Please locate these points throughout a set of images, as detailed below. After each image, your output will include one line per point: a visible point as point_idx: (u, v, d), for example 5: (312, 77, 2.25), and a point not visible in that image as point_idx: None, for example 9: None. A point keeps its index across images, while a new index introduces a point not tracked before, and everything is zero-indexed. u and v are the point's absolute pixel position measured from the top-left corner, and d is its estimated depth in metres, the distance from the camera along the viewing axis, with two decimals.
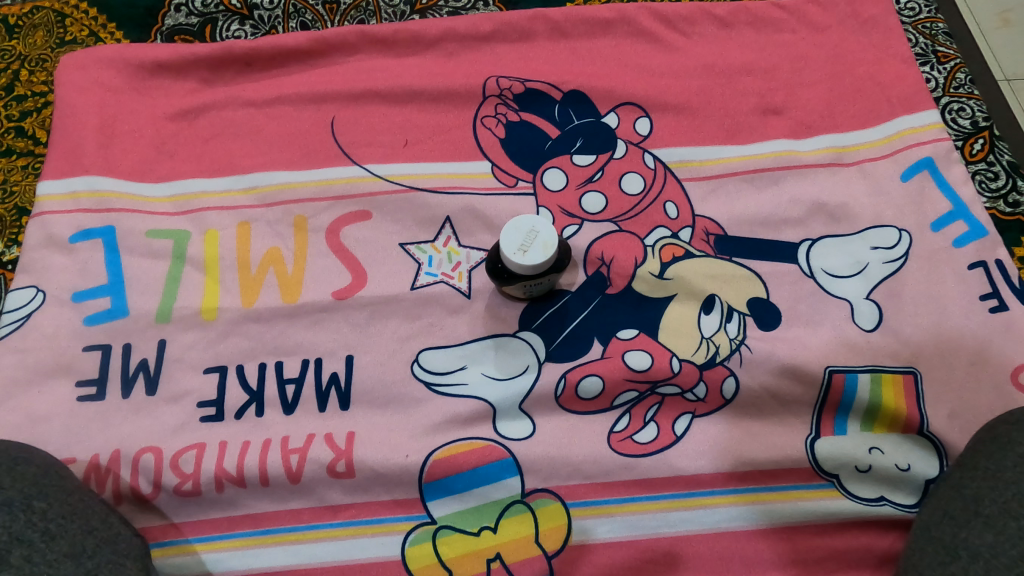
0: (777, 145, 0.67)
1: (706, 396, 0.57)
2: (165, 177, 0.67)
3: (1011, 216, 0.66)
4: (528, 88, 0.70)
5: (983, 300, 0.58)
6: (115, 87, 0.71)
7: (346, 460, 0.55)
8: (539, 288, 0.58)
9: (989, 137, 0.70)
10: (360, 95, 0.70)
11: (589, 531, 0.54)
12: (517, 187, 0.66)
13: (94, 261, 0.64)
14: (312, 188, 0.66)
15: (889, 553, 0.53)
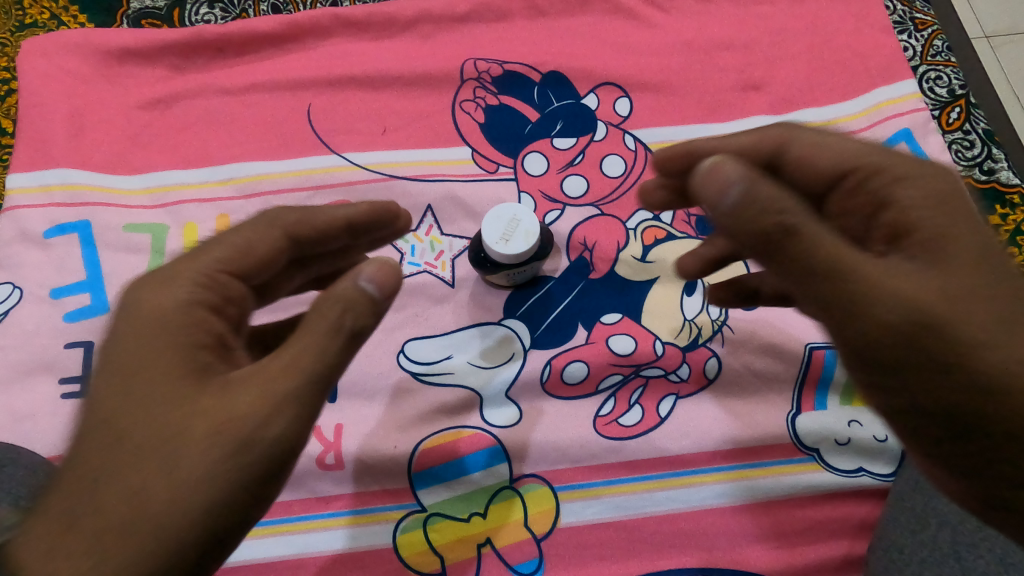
0: (757, 122, 0.67)
1: (690, 376, 0.58)
2: (140, 170, 0.66)
3: (985, 184, 0.67)
4: (506, 70, 0.70)
5: None
6: (82, 76, 0.69)
7: (336, 452, 0.56)
8: (522, 276, 0.58)
9: (965, 105, 0.70)
10: (336, 81, 0.69)
11: (576, 513, 0.54)
12: (498, 172, 0.66)
13: (71, 256, 0.63)
14: (291, 179, 0.66)
15: (867, 523, 0.55)
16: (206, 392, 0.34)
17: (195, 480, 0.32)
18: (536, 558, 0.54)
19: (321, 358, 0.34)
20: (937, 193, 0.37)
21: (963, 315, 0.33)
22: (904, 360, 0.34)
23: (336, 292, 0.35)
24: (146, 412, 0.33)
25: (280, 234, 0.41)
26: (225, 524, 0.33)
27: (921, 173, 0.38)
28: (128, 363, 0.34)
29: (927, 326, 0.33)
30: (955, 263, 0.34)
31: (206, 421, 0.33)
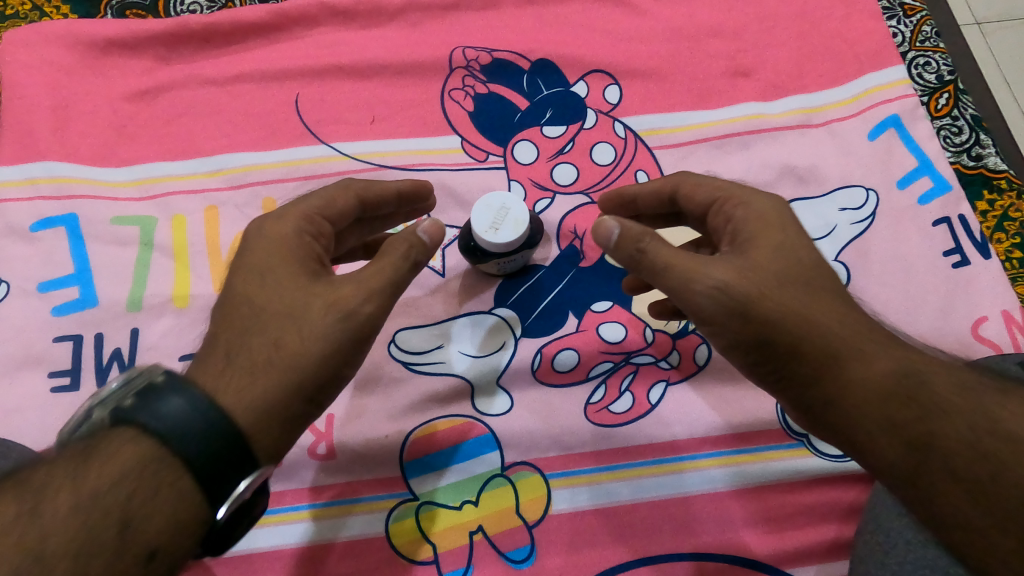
0: (746, 109, 0.67)
1: (680, 363, 0.58)
2: (126, 162, 0.66)
3: (973, 170, 0.67)
4: (495, 58, 0.69)
5: (946, 255, 0.61)
6: (67, 67, 0.68)
7: (327, 442, 0.56)
8: (513, 264, 0.58)
9: (954, 91, 0.70)
10: (324, 71, 0.69)
11: (568, 499, 0.54)
12: (487, 161, 0.66)
13: (58, 249, 0.62)
14: (279, 169, 0.65)
15: (856, 506, 0.54)
16: (312, 287, 0.42)
17: (300, 348, 0.40)
18: (527, 545, 0.53)
19: (387, 275, 0.42)
20: (754, 216, 0.44)
21: (758, 296, 0.40)
22: (734, 342, 0.42)
23: (403, 235, 0.44)
24: (269, 296, 0.42)
25: (354, 198, 0.48)
26: (307, 395, 0.41)
27: (758, 198, 0.45)
28: (254, 264, 0.43)
29: (731, 307, 0.41)
30: (757, 261, 0.42)
31: (315, 304, 0.41)
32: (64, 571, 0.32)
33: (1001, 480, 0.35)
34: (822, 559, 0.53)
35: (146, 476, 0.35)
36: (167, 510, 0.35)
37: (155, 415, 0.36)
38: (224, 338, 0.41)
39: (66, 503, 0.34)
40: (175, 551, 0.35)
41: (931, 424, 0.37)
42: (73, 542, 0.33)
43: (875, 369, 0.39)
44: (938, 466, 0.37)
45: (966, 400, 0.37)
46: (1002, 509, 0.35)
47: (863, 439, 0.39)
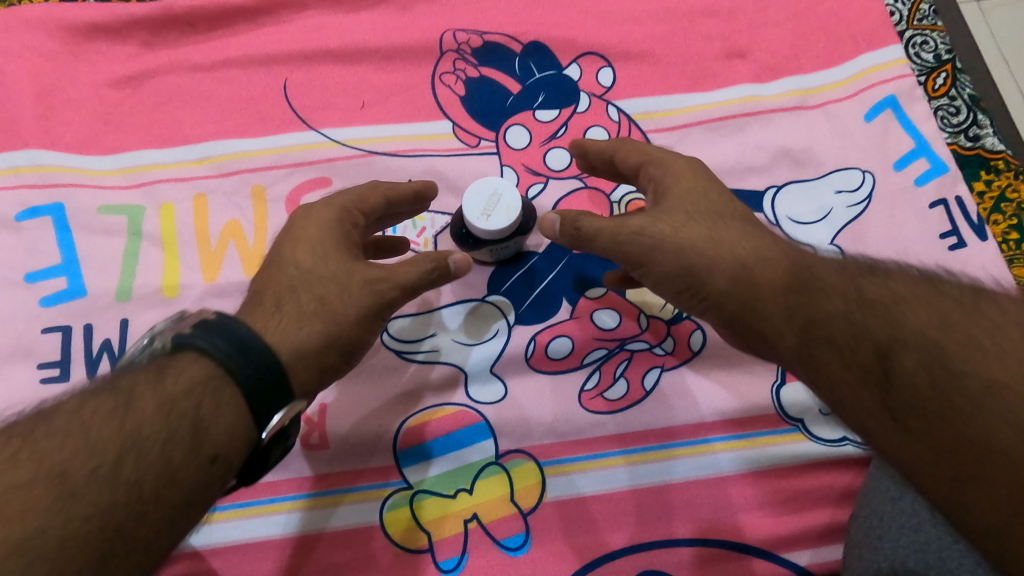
0: (741, 91, 0.67)
1: (674, 349, 0.58)
2: (112, 149, 0.65)
3: (970, 151, 0.66)
4: (486, 41, 0.68)
5: (943, 238, 0.60)
6: (49, 52, 0.67)
7: (320, 431, 0.55)
8: (506, 252, 0.57)
9: (951, 70, 0.69)
10: (313, 55, 0.67)
11: (563, 487, 0.54)
12: (479, 146, 0.65)
13: (44, 240, 0.61)
14: (268, 156, 0.64)
15: (851, 490, 0.54)
16: (352, 265, 0.47)
17: (339, 307, 0.45)
18: (522, 533, 0.53)
19: (413, 277, 0.47)
20: (671, 170, 0.48)
21: (672, 233, 0.45)
22: (662, 280, 0.46)
23: (429, 255, 0.48)
24: (316, 263, 0.46)
25: (384, 198, 0.51)
26: (340, 349, 0.46)
27: (674, 157, 0.49)
28: (304, 234, 0.47)
29: (648, 245, 0.45)
30: (672, 207, 0.46)
31: (355, 279, 0.46)
32: (155, 459, 0.35)
33: (863, 336, 0.38)
34: (816, 543, 0.53)
35: (210, 391, 0.38)
36: (229, 424, 0.38)
37: (220, 340, 0.39)
38: (272, 290, 0.46)
39: (150, 405, 0.37)
40: (234, 460, 0.38)
41: (813, 304, 0.40)
42: (156, 439, 0.36)
43: (775, 272, 0.42)
44: (821, 339, 0.40)
45: (843, 281, 0.41)
46: (864, 361, 0.38)
47: (768, 333, 0.42)
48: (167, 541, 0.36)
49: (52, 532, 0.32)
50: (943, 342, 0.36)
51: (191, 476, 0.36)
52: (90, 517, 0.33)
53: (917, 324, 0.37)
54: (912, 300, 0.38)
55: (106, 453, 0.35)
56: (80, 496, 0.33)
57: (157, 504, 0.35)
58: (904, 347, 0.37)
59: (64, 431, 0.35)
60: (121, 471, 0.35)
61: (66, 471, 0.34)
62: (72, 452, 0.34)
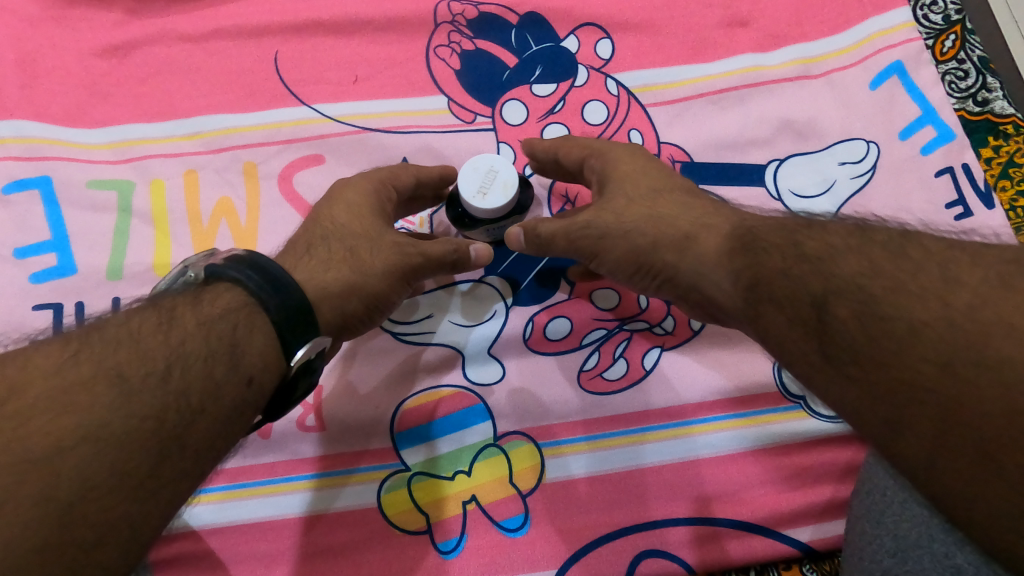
0: (743, 61, 0.65)
1: (674, 329, 0.57)
2: (100, 123, 0.63)
3: (978, 116, 0.64)
4: (481, 12, 0.66)
5: (949, 207, 0.60)
6: (31, 21, 0.65)
7: (316, 413, 0.55)
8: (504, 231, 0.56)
9: (960, 32, 0.67)
10: (303, 27, 0.65)
11: (562, 467, 0.54)
12: (475, 122, 0.63)
13: (33, 214, 0.60)
14: (259, 132, 0.63)
15: (852, 466, 0.54)
16: (383, 228, 0.48)
17: (368, 259, 0.47)
18: (521, 514, 0.53)
19: (436, 253, 0.48)
20: (611, 160, 0.51)
21: (616, 220, 0.47)
22: (615, 266, 0.48)
23: (449, 240, 0.49)
24: (350, 220, 0.48)
25: (415, 178, 0.53)
26: (364, 300, 0.46)
27: (616, 146, 0.52)
28: (342, 197, 0.50)
29: (597, 235, 0.48)
30: (613, 193, 0.49)
31: (387, 237, 0.48)
32: (199, 372, 0.35)
33: (800, 291, 0.36)
34: (817, 520, 0.53)
35: (244, 317, 0.38)
36: (263, 348, 0.38)
37: (253, 271, 0.39)
38: (305, 239, 0.48)
39: (191, 322, 0.37)
40: (266, 385, 0.38)
41: (756, 264, 0.39)
42: (200, 353, 0.36)
43: (715, 239, 0.43)
44: (762, 297, 0.38)
45: (781, 234, 0.39)
46: (802, 313, 0.35)
47: (719, 299, 0.42)
48: (211, 456, 0.35)
49: (114, 427, 0.32)
50: (873, 288, 0.33)
51: (231, 394, 0.36)
52: (148, 418, 0.33)
53: (849, 272, 0.34)
54: (843, 249, 0.36)
55: (156, 362, 0.35)
56: (136, 397, 0.33)
57: (204, 416, 0.35)
58: (839, 297, 0.34)
59: (115, 340, 0.35)
60: (170, 379, 0.34)
61: (122, 372, 0.33)
62: (125, 357, 0.34)
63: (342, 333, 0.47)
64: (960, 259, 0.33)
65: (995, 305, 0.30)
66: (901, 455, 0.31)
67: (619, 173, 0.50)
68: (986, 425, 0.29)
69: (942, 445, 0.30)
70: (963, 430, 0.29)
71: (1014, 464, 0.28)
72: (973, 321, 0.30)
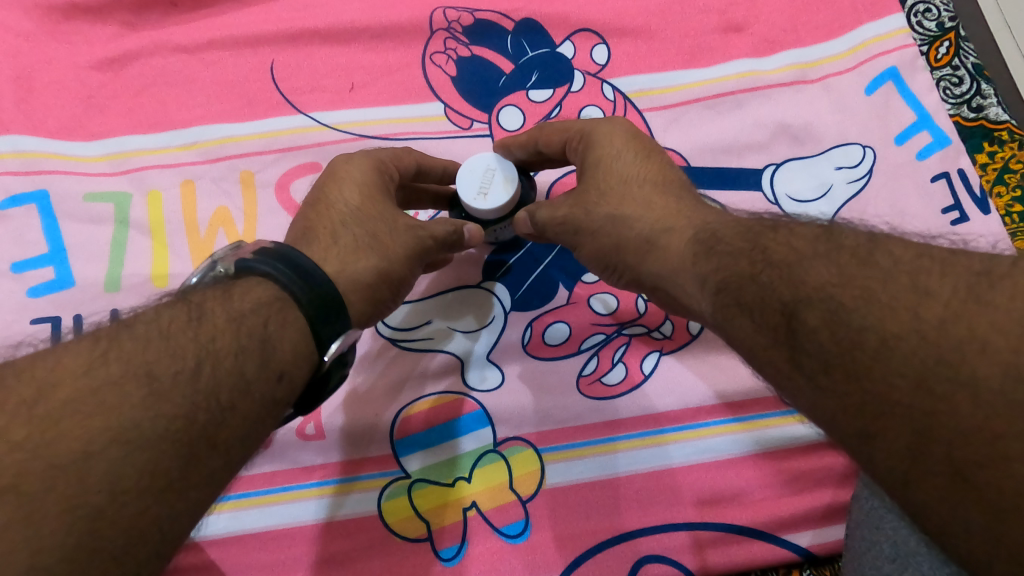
0: (739, 66, 0.65)
1: (673, 333, 0.57)
2: (97, 135, 0.63)
3: (974, 122, 0.64)
4: (477, 19, 0.66)
5: (945, 213, 0.60)
6: (27, 34, 0.65)
7: (316, 422, 0.55)
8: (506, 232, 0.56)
9: (954, 39, 0.67)
10: (299, 35, 0.66)
11: (562, 473, 0.54)
12: (472, 128, 0.63)
13: (30, 228, 0.60)
14: (256, 141, 0.63)
15: (852, 471, 0.54)
16: (394, 210, 0.48)
17: (388, 243, 0.46)
18: (522, 520, 0.53)
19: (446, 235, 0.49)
20: (590, 146, 0.49)
21: (587, 216, 0.48)
22: (588, 260, 0.50)
23: (449, 219, 0.49)
24: (362, 203, 0.47)
25: (417, 162, 0.52)
26: (392, 286, 0.47)
27: (597, 126, 0.50)
28: (347, 176, 0.48)
29: (570, 231, 0.49)
30: (586, 187, 0.49)
31: (399, 220, 0.47)
32: (230, 369, 0.35)
33: (771, 298, 0.35)
34: (817, 525, 0.53)
35: (276, 312, 0.38)
36: (294, 343, 0.38)
37: (285, 266, 0.39)
38: (323, 228, 0.46)
39: (221, 318, 0.37)
40: (296, 381, 0.38)
41: (724, 268, 0.38)
42: (229, 350, 0.36)
43: (680, 240, 0.43)
44: (729, 300, 0.37)
45: (748, 241, 0.38)
46: (772, 321, 0.35)
47: (686, 300, 0.43)
48: (240, 455, 0.35)
49: (146, 427, 0.32)
50: (842, 299, 0.32)
51: (262, 390, 0.36)
52: (179, 417, 0.33)
53: (818, 281, 0.33)
54: (812, 257, 0.35)
55: (186, 360, 0.34)
56: (166, 397, 0.33)
57: (234, 413, 0.35)
58: (809, 306, 0.33)
59: (145, 338, 0.35)
60: (201, 377, 0.34)
61: (151, 372, 0.33)
62: (156, 356, 0.34)
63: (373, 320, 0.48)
64: (929, 270, 0.32)
65: (967, 321, 0.29)
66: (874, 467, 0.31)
67: (596, 159, 0.49)
68: (960, 441, 0.28)
69: (915, 459, 0.29)
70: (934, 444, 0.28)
71: (990, 481, 0.27)
72: (943, 336, 0.29)
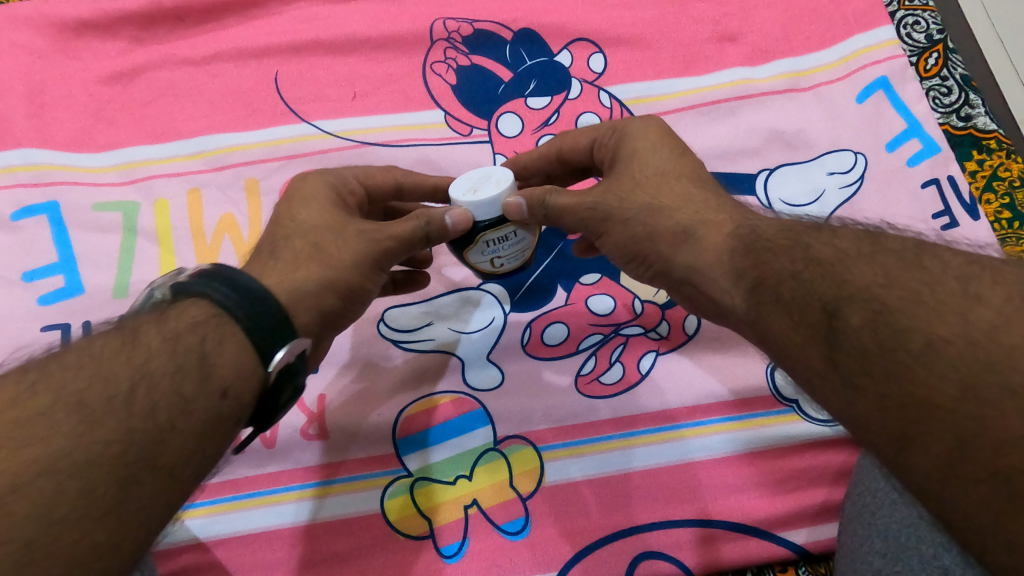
0: (733, 74, 0.67)
1: (669, 333, 0.59)
2: (106, 146, 0.65)
3: (963, 131, 0.65)
4: (476, 29, 0.68)
5: (936, 218, 0.61)
6: (38, 50, 0.67)
7: (320, 421, 0.56)
8: (513, 257, 0.51)
9: (943, 50, 0.68)
10: (303, 47, 0.67)
11: (561, 472, 0.55)
12: (472, 135, 0.65)
13: (40, 238, 0.61)
14: (261, 149, 0.64)
15: (846, 469, 0.55)
16: (346, 220, 0.48)
17: (335, 253, 0.46)
18: (521, 518, 0.54)
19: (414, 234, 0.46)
20: (626, 140, 0.50)
21: (622, 203, 0.47)
22: (615, 250, 0.48)
23: (416, 215, 0.47)
24: (310, 216, 0.48)
25: (395, 180, 0.53)
26: (341, 294, 0.46)
27: (633, 125, 0.51)
28: (298, 193, 0.50)
29: (602, 217, 0.48)
30: (622, 177, 0.49)
31: (349, 229, 0.47)
32: (167, 390, 0.35)
33: (813, 296, 0.36)
34: (812, 522, 0.53)
35: (214, 328, 0.38)
36: (235, 358, 0.38)
37: (221, 284, 0.39)
38: (269, 242, 0.47)
39: (156, 339, 0.37)
40: (244, 398, 0.38)
41: (762, 265, 0.39)
42: (166, 370, 0.36)
43: (720, 232, 0.43)
44: (769, 297, 0.38)
45: (790, 240, 0.39)
46: (813, 319, 0.35)
47: (718, 296, 0.42)
48: (188, 478, 0.35)
49: (76, 455, 0.31)
50: (889, 300, 0.33)
51: (204, 408, 0.36)
52: (113, 442, 0.32)
53: (863, 281, 0.34)
54: (855, 257, 0.36)
55: (119, 383, 0.34)
56: (99, 422, 0.33)
57: (175, 433, 0.34)
58: (853, 305, 0.34)
59: (75, 364, 0.34)
60: (135, 400, 0.34)
61: (82, 399, 0.33)
62: (86, 383, 0.34)
63: (327, 329, 0.47)
64: (981, 278, 0.32)
65: (1019, 326, 0.29)
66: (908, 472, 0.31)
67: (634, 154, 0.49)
68: (1006, 450, 0.27)
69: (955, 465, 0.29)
70: (934, 447, 0.29)
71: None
72: (992, 342, 0.29)
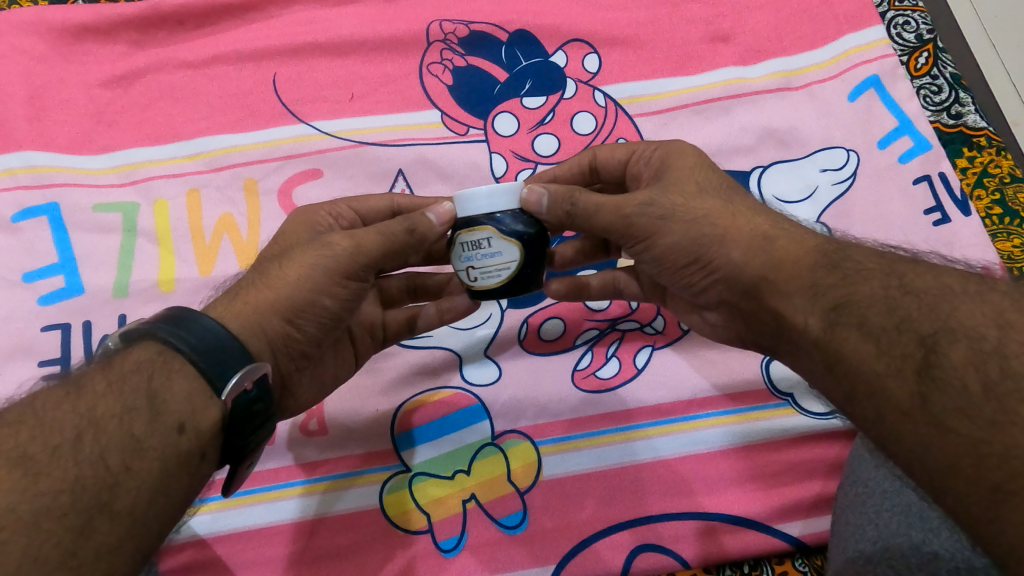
0: (726, 74, 0.67)
1: (665, 328, 0.60)
2: (106, 148, 0.65)
3: (953, 128, 0.66)
4: (472, 31, 0.69)
5: (929, 213, 0.62)
6: (39, 55, 0.67)
7: (318, 418, 0.57)
8: (488, 275, 0.45)
9: (933, 50, 0.69)
10: (301, 49, 0.68)
11: (557, 465, 0.55)
12: (468, 134, 0.66)
13: (41, 239, 0.62)
14: (259, 150, 0.65)
15: (839, 462, 0.55)
16: (316, 239, 0.47)
17: (283, 271, 0.45)
18: (520, 511, 0.54)
19: (383, 228, 0.45)
20: (671, 151, 0.49)
21: (682, 205, 0.45)
22: (666, 254, 0.46)
23: (400, 219, 0.46)
24: (284, 245, 0.48)
25: (388, 201, 0.53)
26: (286, 315, 0.44)
27: (671, 140, 0.50)
28: (287, 228, 0.50)
29: (658, 215, 0.45)
30: (672, 181, 0.46)
31: (306, 247, 0.46)
32: (114, 432, 0.35)
33: (908, 328, 0.36)
34: (806, 515, 0.54)
35: (159, 366, 0.38)
36: (185, 389, 0.38)
37: (163, 322, 0.39)
38: (251, 270, 0.47)
39: (100, 384, 0.37)
40: (203, 428, 0.38)
41: (850, 288, 0.39)
42: (113, 413, 0.36)
43: (800, 245, 0.42)
44: (851, 320, 0.38)
45: (882, 265, 0.40)
46: (904, 349, 0.35)
47: (787, 313, 0.41)
48: (152, 520, 0.35)
49: (22, 509, 0.31)
50: (1003, 342, 0.33)
51: (158, 446, 0.36)
52: (62, 492, 0.33)
53: (971, 320, 0.34)
54: (961, 293, 0.36)
55: (64, 434, 0.34)
56: (45, 473, 0.33)
57: (130, 475, 0.34)
58: (953, 340, 0.34)
59: (17, 422, 0.35)
60: (83, 445, 0.34)
61: (26, 452, 0.33)
62: (29, 436, 0.34)
63: (279, 354, 0.45)
64: None
65: None
66: (969, 505, 0.32)
67: (685, 161, 0.48)
68: None
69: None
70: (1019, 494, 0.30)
71: None
72: None
